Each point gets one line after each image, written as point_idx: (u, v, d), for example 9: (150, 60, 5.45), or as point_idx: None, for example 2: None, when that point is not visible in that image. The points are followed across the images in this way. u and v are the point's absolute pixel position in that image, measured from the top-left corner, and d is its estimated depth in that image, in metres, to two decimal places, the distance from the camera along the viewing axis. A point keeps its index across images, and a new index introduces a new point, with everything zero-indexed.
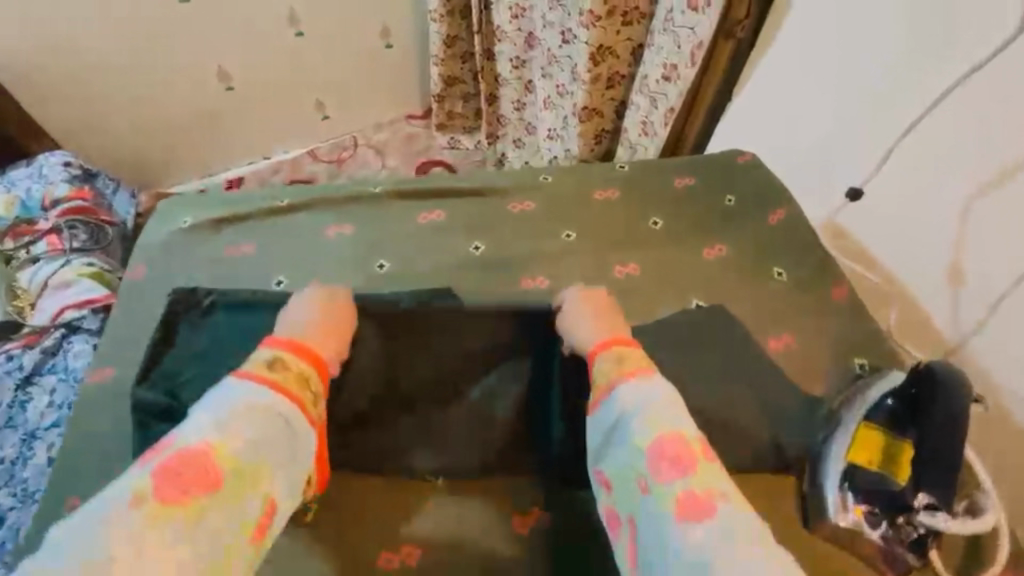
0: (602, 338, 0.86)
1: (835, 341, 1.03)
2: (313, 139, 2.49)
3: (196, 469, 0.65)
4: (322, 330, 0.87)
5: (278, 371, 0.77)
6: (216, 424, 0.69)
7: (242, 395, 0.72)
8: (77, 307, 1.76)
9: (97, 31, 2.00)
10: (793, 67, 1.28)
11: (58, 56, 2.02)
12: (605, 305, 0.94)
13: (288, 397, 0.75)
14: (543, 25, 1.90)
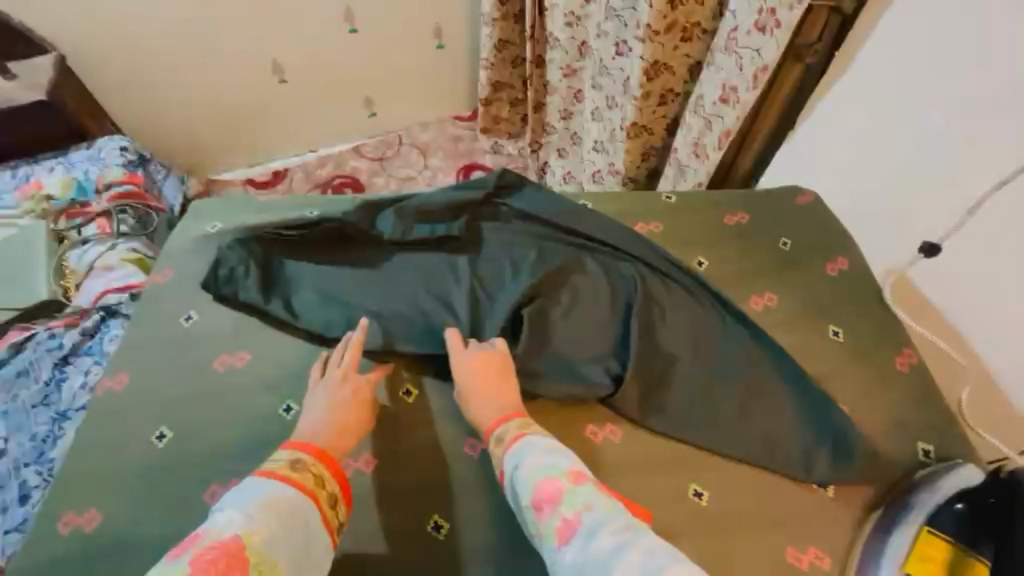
0: (493, 410, 0.83)
1: (898, 419, 0.90)
2: (358, 136, 2.48)
3: (227, 565, 0.61)
4: (345, 422, 0.83)
5: (303, 470, 0.76)
6: (247, 519, 0.66)
7: (269, 491, 0.71)
8: (118, 291, 1.82)
9: (160, 18, 2.03)
10: (870, 97, 1.14)
11: (123, 43, 2.07)
12: (491, 364, 0.88)
13: (311, 498, 0.74)
14: (597, 35, 1.80)
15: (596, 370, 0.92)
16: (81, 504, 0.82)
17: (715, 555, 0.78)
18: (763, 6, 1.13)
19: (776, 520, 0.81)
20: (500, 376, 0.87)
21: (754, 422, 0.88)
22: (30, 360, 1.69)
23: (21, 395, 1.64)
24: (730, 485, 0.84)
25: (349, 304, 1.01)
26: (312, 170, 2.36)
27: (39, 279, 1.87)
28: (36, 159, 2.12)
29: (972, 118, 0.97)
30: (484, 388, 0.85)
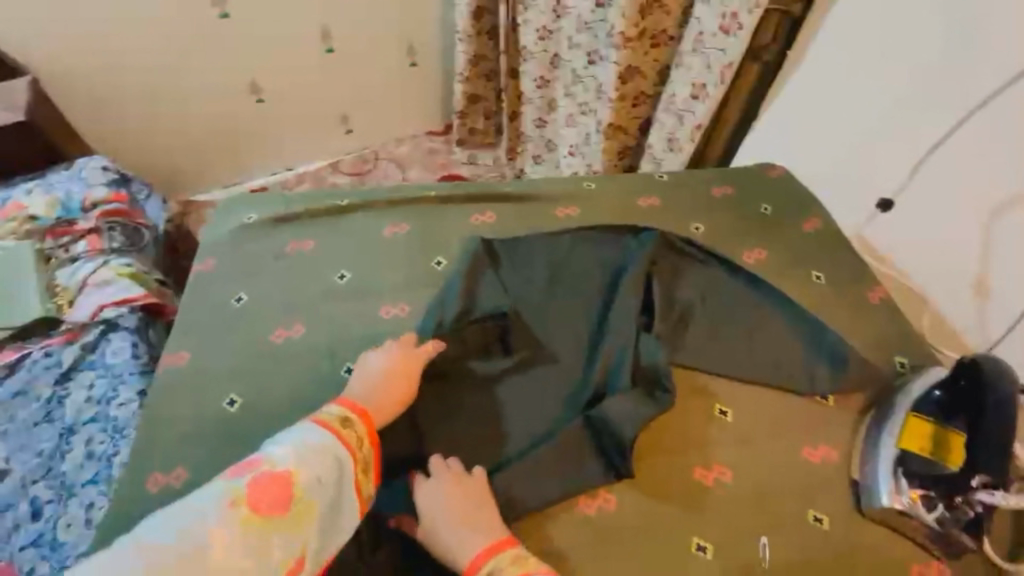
0: (479, 546, 0.80)
1: (877, 340, 1.07)
2: (334, 152, 2.44)
3: (271, 491, 0.74)
4: (387, 393, 0.90)
5: (350, 428, 0.83)
6: (298, 459, 0.77)
7: (318, 437, 0.80)
8: (115, 305, 1.68)
9: (131, 41, 1.96)
10: (832, 78, 1.33)
11: (90, 61, 1.95)
12: (460, 489, 0.85)
13: (353, 455, 0.81)
14: (570, 46, 1.96)
15: (627, 319, 1.02)
16: (166, 464, 0.91)
17: (741, 458, 0.93)
18: (727, 10, 1.32)
19: (787, 428, 0.96)
20: (480, 500, 0.84)
21: (763, 353, 1.02)
22: (27, 379, 1.57)
23: (21, 414, 1.52)
24: (748, 403, 0.99)
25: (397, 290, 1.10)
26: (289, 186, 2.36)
27: (27, 299, 1.69)
28: (11, 178, 1.91)
29: (927, 86, 1.18)
30: (461, 517, 0.82)
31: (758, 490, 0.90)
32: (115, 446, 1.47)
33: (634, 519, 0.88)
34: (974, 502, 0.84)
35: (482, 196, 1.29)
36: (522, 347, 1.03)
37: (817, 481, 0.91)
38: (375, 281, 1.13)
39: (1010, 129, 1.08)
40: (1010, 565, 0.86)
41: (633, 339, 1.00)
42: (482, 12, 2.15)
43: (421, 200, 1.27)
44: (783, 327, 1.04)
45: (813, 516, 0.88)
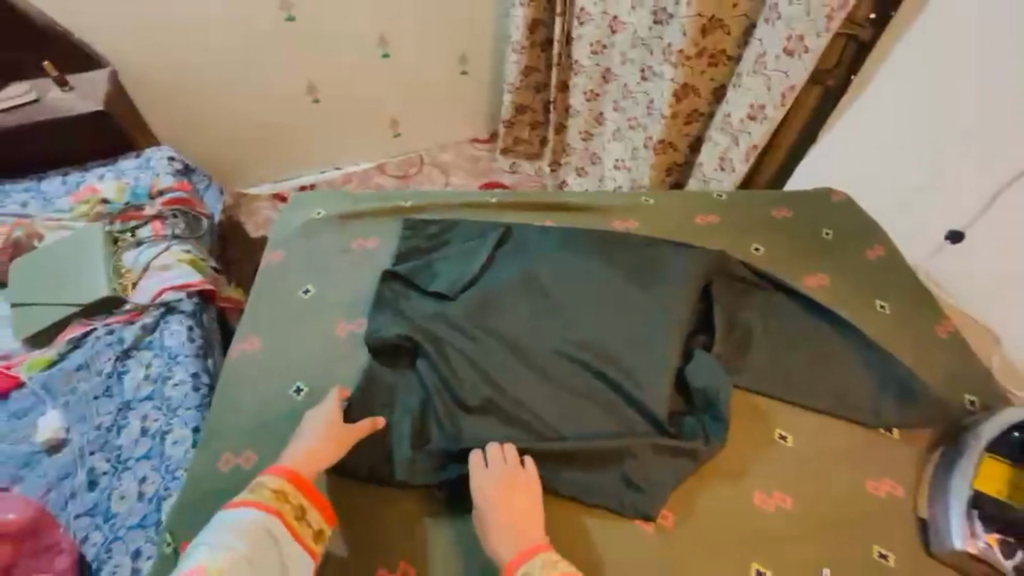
0: (513, 548, 0.80)
1: (946, 375, 1.05)
2: (380, 154, 2.51)
3: None
4: (321, 448, 0.87)
5: (262, 492, 0.81)
6: (213, 552, 0.73)
7: (239, 519, 0.77)
8: (175, 289, 1.69)
9: (199, 39, 1.97)
10: (895, 111, 1.32)
11: (159, 57, 1.98)
12: (512, 486, 0.85)
13: (274, 512, 0.79)
14: (622, 62, 1.97)
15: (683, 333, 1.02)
16: (237, 445, 0.95)
17: (801, 485, 0.91)
18: (792, 32, 1.30)
19: (848, 459, 0.94)
20: (522, 498, 0.85)
21: (823, 374, 1.01)
22: (89, 355, 1.59)
23: (81, 387, 1.54)
24: (809, 428, 0.97)
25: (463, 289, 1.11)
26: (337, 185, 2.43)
27: (95, 277, 1.70)
28: (86, 165, 1.96)
29: (1001, 122, 1.13)
30: (508, 514, 0.83)
31: (821, 520, 0.88)
32: (168, 424, 1.50)
33: (693, 539, 0.87)
34: None
35: (539, 205, 1.31)
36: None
37: (886, 516, 0.89)
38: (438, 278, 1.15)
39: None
40: None
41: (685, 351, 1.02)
42: (536, 24, 2.16)
43: (482, 206, 1.30)
44: (845, 356, 1.03)
45: (878, 552, 0.86)
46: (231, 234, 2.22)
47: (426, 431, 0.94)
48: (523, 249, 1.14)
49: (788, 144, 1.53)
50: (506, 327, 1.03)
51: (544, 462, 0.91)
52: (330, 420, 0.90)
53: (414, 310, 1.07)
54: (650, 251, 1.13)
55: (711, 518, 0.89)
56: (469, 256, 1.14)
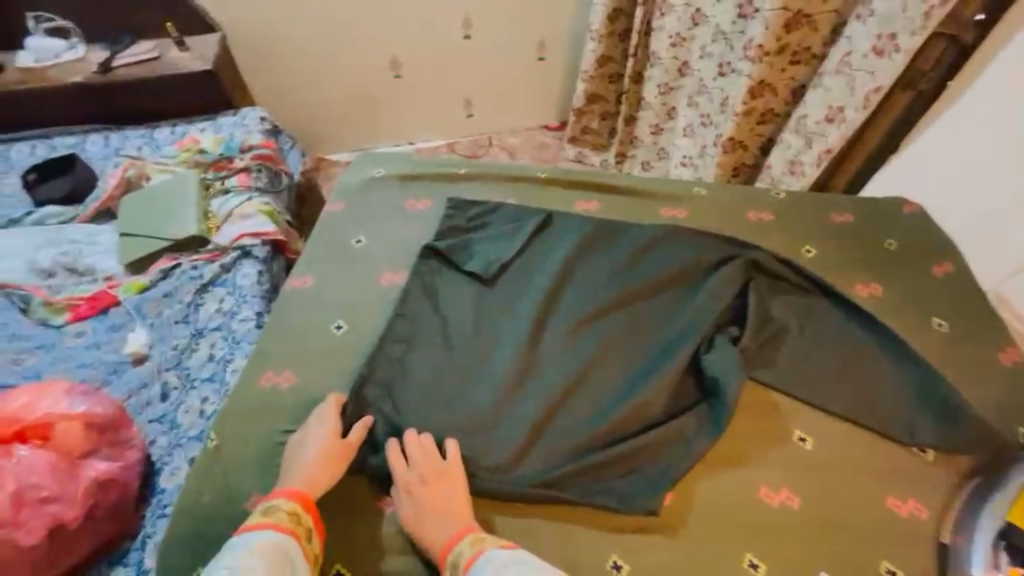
0: (444, 530, 0.82)
1: (1002, 406, 0.97)
2: (454, 133, 2.61)
3: None
4: (319, 465, 0.87)
5: (275, 513, 0.80)
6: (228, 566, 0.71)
7: (256, 537, 0.75)
8: (252, 235, 1.86)
9: (297, 10, 2.13)
10: (996, 112, 1.18)
11: (263, 25, 2.15)
12: (437, 479, 0.86)
13: (287, 530, 0.78)
14: (701, 56, 1.92)
15: (706, 321, 1.03)
16: (280, 367, 1.05)
17: (812, 491, 0.89)
18: (882, 32, 1.24)
19: (868, 473, 0.90)
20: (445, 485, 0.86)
21: (856, 379, 0.98)
22: (175, 286, 1.79)
23: (165, 312, 1.74)
24: (832, 437, 0.94)
25: (503, 255, 1.15)
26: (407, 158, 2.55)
27: (186, 217, 1.89)
28: (190, 117, 2.17)
29: None
30: (436, 505, 0.84)
31: (825, 527, 0.86)
32: (230, 354, 1.65)
33: (687, 520, 0.87)
34: None
35: (592, 184, 1.33)
36: (605, 331, 1.05)
37: (900, 535, 0.85)
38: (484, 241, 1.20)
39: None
40: None
41: (707, 339, 1.01)
42: (617, 14, 2.15)
43: (532, 181, 1.34)
44: (885, 368, 0.99)
45: (885, 568, 0.82)
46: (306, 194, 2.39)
47: (445, 386, 0.99)
48: (571, 229, 1.20)
49: (869, 148, 1.46)
50: (533, 298, 1.09)
51: (551, 424, 0.95)
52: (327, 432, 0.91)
53: (444, 289, 1.12)
54: (682, 254, 1.14)
55: (710, 505, 0.88)
56: (507, 239, 1.18)
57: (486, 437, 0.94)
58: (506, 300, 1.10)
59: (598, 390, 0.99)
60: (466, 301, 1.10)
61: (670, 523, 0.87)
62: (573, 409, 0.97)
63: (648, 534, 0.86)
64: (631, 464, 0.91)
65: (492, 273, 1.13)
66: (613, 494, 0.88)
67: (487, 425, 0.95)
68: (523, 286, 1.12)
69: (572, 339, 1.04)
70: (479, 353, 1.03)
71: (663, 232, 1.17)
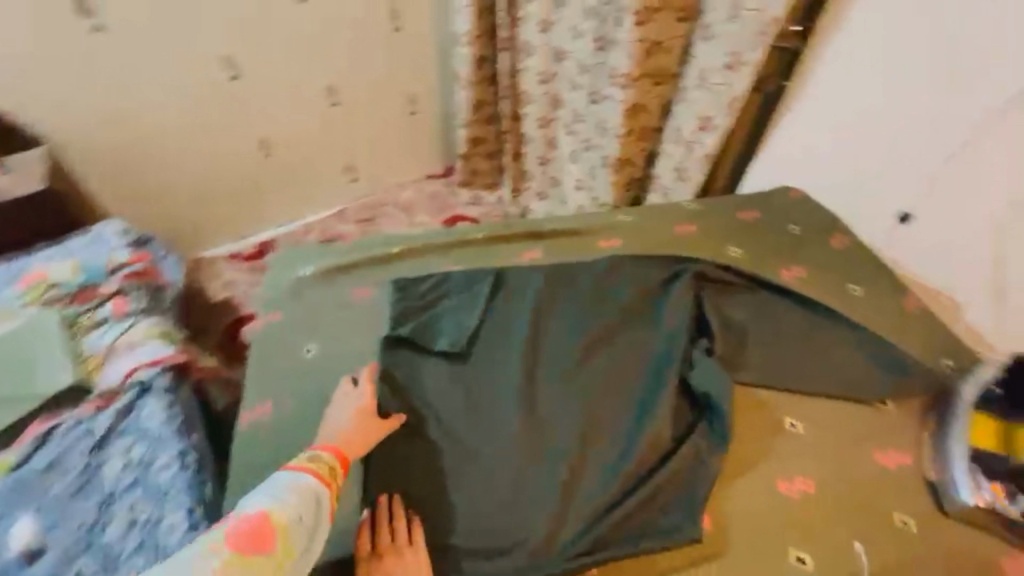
0: None
1: (925, 346, 1.14)
2: (340, 201, 2.40)
3: (252, 534, 0.74)
4: (361, 432, 0.94)
5: (320, 463, 0.86)
6: (274, 500, 0.78)
7: (294, 480, 0.81)
8: (148, 365, 1.57)
9: (138, 107, 1.87)
10: (837, 107, 1.40)
11: (96, 127, 1.84)
12: (394, 557, 0.86)
13: (325, 487, 0.83)
14: (571, 87, 1.97)
15: (680, 340, 1.08)
16: None
17: (820, 471, 0.96)
18: (730, 49, 1.41)
19: (855, 439, 1.00)
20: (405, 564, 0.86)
21: (816, 355, 1.08)
22: (57, 452, 1.41)
23: (53, 488, 1.36)
24: (815, 414, 1.04)
25: (475, 323, 1.13)
26: (297, 238, 2.28)
27: (55, 366, 1.55)
28: (28, 248, 1.77)
29: (938, 107, 1.26)
30: None
31: (843, 502, 0.93)
32: (160, 511, 1.34)
33: (732, 537, 0.90)
34: None
35: (527, 234, 1.35)
36: (592, 373, 1.07)
37: (900, 487, 0.94)
38: (450, 315, 1.15)
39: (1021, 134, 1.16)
40: None
41: (687, 356, 1.08)
42: (482, 60, 2.15)
43: (468, 243, 1.33)
44: (837, 339, 1.10)
45: (900, 521, 0.91)
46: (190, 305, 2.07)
47: (458, 480, 0.96)
48: (529, 280, 1.19)
49: (739, 144, 1.60)
50: (516, 361, 1.08)
51: (576, 485, 0.95)
52: (369, 405, 0.97)
53: (421, 378, 1.06)
54: (627, 282, 1.18)
55: (745, 517, 0.92)
56: (467, 309, 1.15)
57: (520, 522, 0.91)
58: (488, 370, 1.08)
59: (607, 435, 1.00)
60: (448, 384, 1.06)
61: (720, 542, 0.90)
62: (591, 462, 0.97)
63: (700, 564, 0.88)
64: (664, 499, 0.93)
65: (469, 345, 1.11)
66: (656, 534, 0.90)
67: (516, 501, 0.93)
68: (503, 350, 1.10)
69: (565, 391, 1.04)
70: (479, 433, 1.00)
71: (613, 262, 1.20)
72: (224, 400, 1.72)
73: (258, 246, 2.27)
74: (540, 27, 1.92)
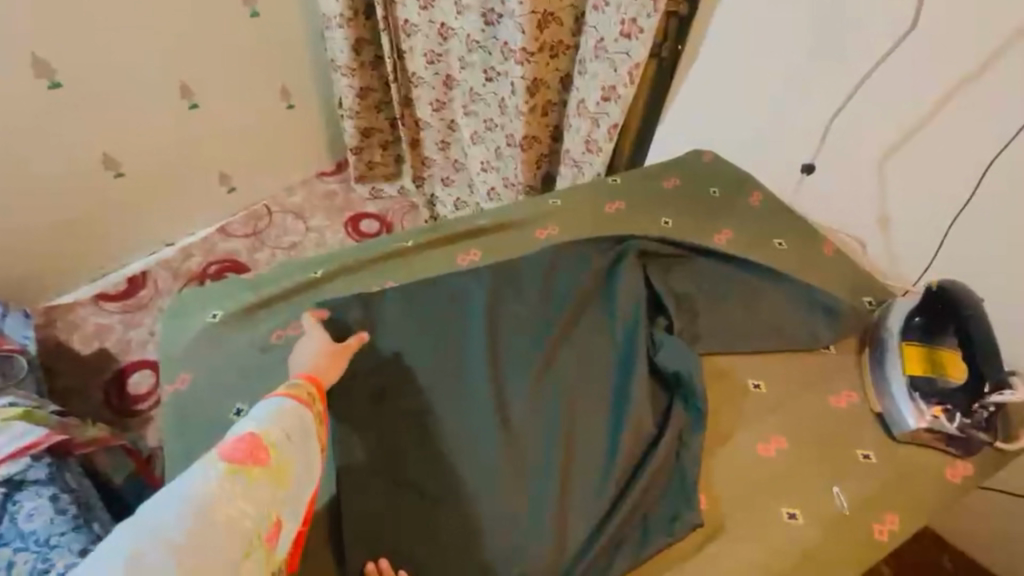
0: None
1: (846, 290, 1.25)
2: (219, 217, 2.02)
3: (249, 450, 0.75)
4: (326, 360, 0.94)
5: (302, 388, 0.86)
6: (262, 421, 0.79)
7: (276, 406, 0.82)
8: (9, 460, 1.15)
9: None
10: (733, 62, 1.42)
11: None
12: None
13: (310, 408, 0.85)
14: (462, 67, 1.80)
15: (641, 325, 1.07)
16: None
17: (789, 424, 1.03)
18: (625, 17, 1.39)
19: (808, 389, 1.07)
20: None
21: (763, 316, 1.13)
22: None
23: None
24: (772, 371, 1.09)
25: (428, 347, 1.03)
26: (177, 265, 1.90)
27: None
28: None
29: (821, 56, 1.30)
30: None
31: (814, 450, 1.00)
32: None
33: (728, 507, 0.94)
34: (987, 405, 0.99)
35: (458, 234, 1.24)
36: (559, 373, 1.03)
37: (854, 425, 1.03)
38: (398, 341, 1.03)
39: (897, 80, 1.22)
40: (1011, 446, 1.01)
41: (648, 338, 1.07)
42: (361, 42, 1.89)
43: (398, 254, 1.20)
44: (777, 296, 1.15)
45: (862, 455, 1.00)
46: (52, 359, 1.69)
47: (434, 521, 0.89)
48: (476, 284, 1.10)
49: (640, 111, 1.61)
50: (477, 376, 1.00)
51: (577, 498, 0.91)
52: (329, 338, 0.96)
53: (378, 417, 0.96)
54: (571, 277, 1.12)
55: (734, 486, 0.96)
56: (412, 330, 1.04)
57: (524, 550, 0.86)
58: (452, 394, 0.99)
59: (587, 439, 0.97)
60: (410, 421, 0.96)
61: (719, 515, 0.93)
62: (580, 469, 0.94)
63: (703, 541, 0.91)
64: (656, 489, 0.94)
65: (421, 368, 1.01)
66: (657, 527, 0.91)
67: (513, 532, 0.88)
68: (464, 368, 1.01)
69: (538, 399, 0.99)
70: (457, 469, 0.92)
71: (555, 255, 1.15)
72: (126, 473, 1.34)
73: (126, 280, 1.85)
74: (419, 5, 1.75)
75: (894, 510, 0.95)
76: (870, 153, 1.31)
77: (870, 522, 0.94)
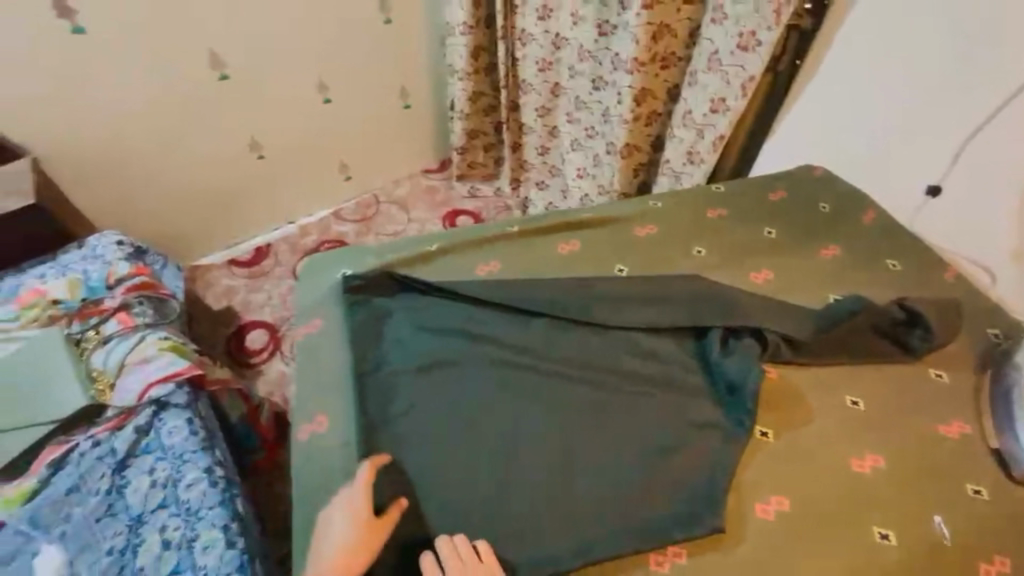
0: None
1: (968, 319, 1.16)
2: (335, 202, 2.26)
3: None
4: (352, 552, 0.85)
5: None
6: None
7: None
8: (161, 382, 1.37)
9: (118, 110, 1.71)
10: (856, 78, 1.37)
11: (73, 135, 1.68)
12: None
13: None
14: (572, 75, 1.87)
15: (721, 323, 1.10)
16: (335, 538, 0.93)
17: (889, 445, 0.99)
18: (743, 29, 1.39)
19: (913, 416, 1.02)
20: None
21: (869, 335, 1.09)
22: (77, 474, 1.26)
23: (76, 514, 1.22)
24: (872, 391, 1.05)
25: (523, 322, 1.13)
26: (296, 240, 2.16)
27: (63, 390, 1.34)
28: (18, 264, 1.62)
29: (956, 77, 1.23)
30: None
31: (915, 477, 0.95)
32: (192, 530, 1.21)
33: (816, 518, 0.92)
34: None
35: (559, 225, 1.32)
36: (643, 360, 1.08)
37: (964, 458, 0.98)
38: (495, 314, 1.14)
39: None
40: None
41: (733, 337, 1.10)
42: (478, 50, 2.03)
43: (503, 238, 1.30)
44: (887, 315, 1.10)
45: (972, 489, 0.94)
46: (190, 308, 1.97)
47: (505, 476, 0.95)
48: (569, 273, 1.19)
49: (748, 122, 1.59)
50: (552, 361, 1.07)
51: (654, 481, 0.95)
52: (363, 520, 0.87)
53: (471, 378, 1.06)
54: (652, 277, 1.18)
55: (824, 498, 0.94)
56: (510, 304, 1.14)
57: (601, 520, 0.91)
58: (540, 368, 1.07)
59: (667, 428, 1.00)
60: (498, 387, 1.04)
61: (806, 523, 0.92)
62: (659, 455, 0.98)
63: (786, 546, 0.90)
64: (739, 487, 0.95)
65: (515, 340, 1.10)
66: (712, 517, 0.91)
67: (588, 504, 0.93)
68: (553, 345, 1.09)
69: (622, 383, 1.05)
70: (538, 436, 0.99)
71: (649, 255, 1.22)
72: (240, 412, 1.53)
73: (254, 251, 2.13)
74: (538, 15, 1.82)
75: (1004, 552, 0.89)
76: (1004, 181, 1.22)
77: (975, 559, 0.88)
